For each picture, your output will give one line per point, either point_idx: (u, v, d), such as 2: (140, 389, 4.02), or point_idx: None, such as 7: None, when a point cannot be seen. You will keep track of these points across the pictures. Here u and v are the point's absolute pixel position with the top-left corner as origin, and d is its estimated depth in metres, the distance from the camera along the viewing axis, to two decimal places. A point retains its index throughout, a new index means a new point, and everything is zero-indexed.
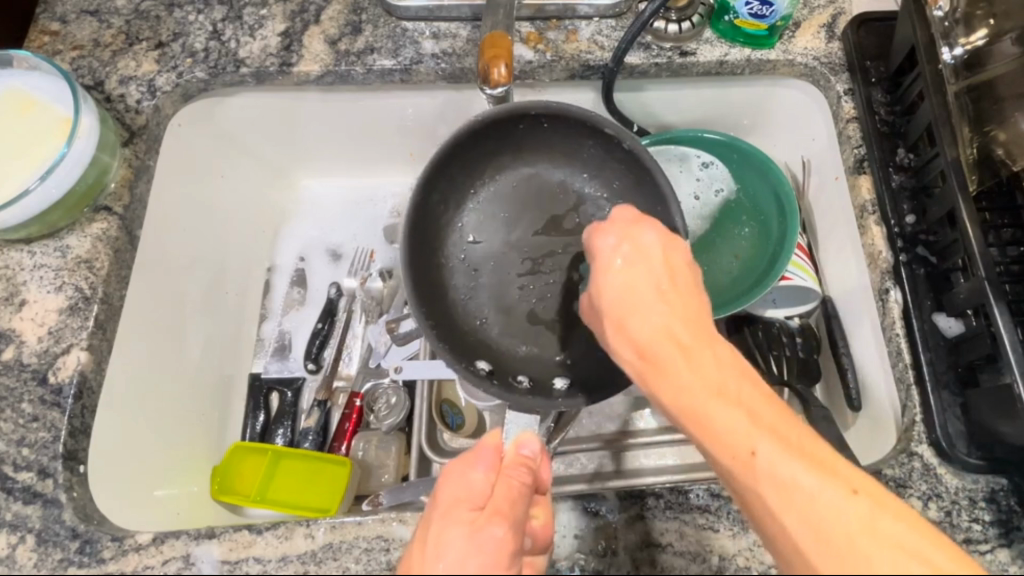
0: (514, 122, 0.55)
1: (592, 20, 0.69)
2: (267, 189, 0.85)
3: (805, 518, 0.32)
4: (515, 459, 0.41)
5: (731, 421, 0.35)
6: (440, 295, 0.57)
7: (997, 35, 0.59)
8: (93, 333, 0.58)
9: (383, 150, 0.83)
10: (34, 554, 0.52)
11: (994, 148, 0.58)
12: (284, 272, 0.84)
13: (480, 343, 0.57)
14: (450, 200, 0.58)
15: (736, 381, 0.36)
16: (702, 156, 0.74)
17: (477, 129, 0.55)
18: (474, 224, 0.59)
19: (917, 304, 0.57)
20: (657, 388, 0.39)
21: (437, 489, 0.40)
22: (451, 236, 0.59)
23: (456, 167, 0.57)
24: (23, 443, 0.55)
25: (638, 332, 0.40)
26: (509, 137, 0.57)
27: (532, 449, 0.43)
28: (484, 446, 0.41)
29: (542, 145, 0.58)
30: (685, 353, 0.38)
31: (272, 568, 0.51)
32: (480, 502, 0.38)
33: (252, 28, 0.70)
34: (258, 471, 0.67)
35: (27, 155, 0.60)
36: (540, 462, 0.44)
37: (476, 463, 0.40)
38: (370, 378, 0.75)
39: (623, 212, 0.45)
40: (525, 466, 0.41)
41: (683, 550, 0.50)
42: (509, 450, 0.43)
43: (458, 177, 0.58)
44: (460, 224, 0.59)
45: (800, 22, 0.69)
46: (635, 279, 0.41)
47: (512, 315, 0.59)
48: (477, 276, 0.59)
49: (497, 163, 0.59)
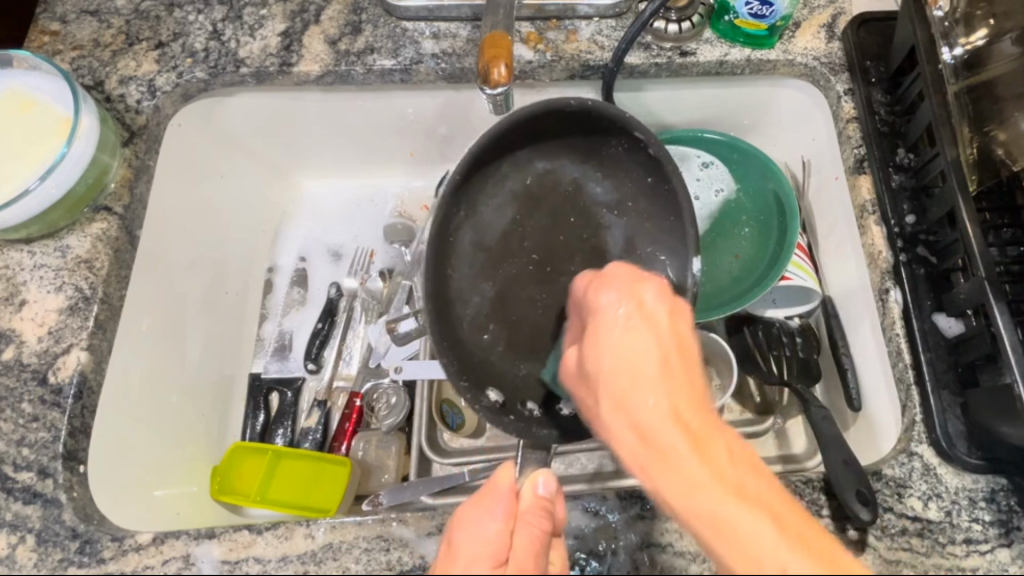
0: (540, 117, 0.52)
1: (593, 20, 0.69)
2: (267, 189, 0.84)
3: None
4: (533, 503, 0.42)
5: (756, 529, 0.32)
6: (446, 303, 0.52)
7: (997, 35, 0.59)
8: (93, 333, 0.58)
9: (384, 151, 0.84)
10: (34, 554, 0.52)
11: (993, 148, 0.58)
12: (285, 272, 0.84)
13: (481, 367, 0.52)
14: (461, 199, 0.53)
15: (757, 481, 0.34)
16: (702, 157, 0.75)
17: (512, 122, 0.52)
18: (483, 228, 0.54)
19: (917, 303, 0.57)
20: (661, 483, 0.35)
21: (455, 535, 0.41)
22: (460, 238, 0.53)
23: (473, 165, 0.52)
24: (23, 443, 0.55)
25: (642, 410, 0.36)
26: (541, 129, 0.54)
27: (548, 489, 0.43)
28: (501, 489, 0.42)
29: (562, 140, 0.55)
30: (699, 444, 0.34)
31: (272, 568, 0.51)
32: (500, 556, 0.39)
33: (252, 28, 0.70)
34: (258, 471, 0.67)
35: (28, 155, 0.60)
36: (558, 499, 0.44)
37: (494, 510, 0.41)
38: (370, 377, 0.74)
39: (627, 271, 0.44)
40: (545, 511, 0.42)
41: (683, 550, 0.50)
42: (526, 489, 0.43)
43: (474, 176, 0.53)
44: (471, 222, 0.54)
45: (800, 22, 0.69)
46: (636, 351, 0.38)
47: None
48: (483, 285, 0.54)
49: (511, 159, 0.54)
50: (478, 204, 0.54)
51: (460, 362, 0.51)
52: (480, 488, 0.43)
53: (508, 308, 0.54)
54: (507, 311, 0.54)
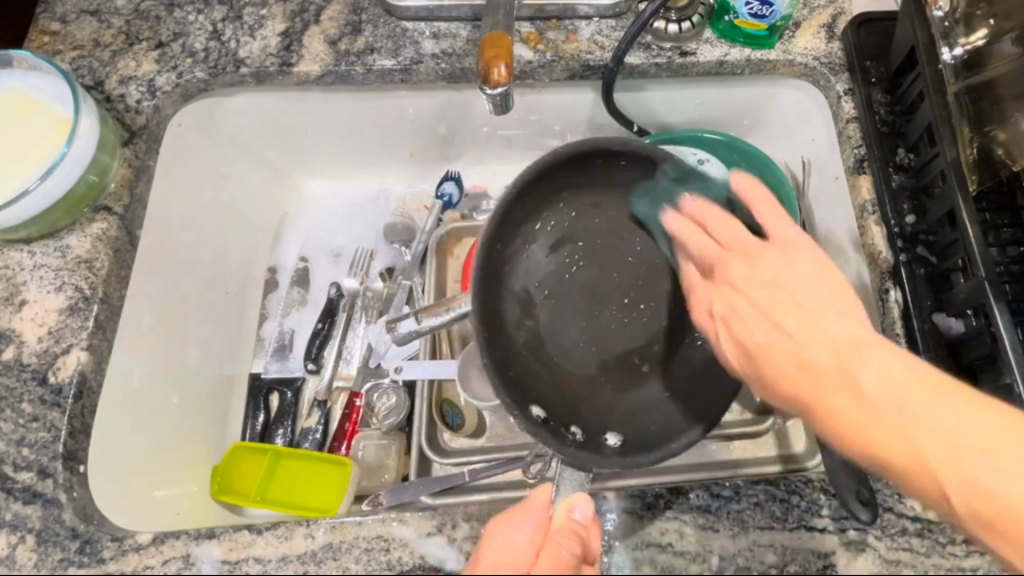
0: (591, 156, 0.56)
1: (593, 20, 0.69)
2: (268, 190, 0.84)
3: (962, 440, 0.37)
4: (566, 525, 0.43)
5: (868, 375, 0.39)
6: (499, 328, 0.55)
7: (997, 35, 0.59)
8: (93, 333, 0.58)
9: (384, 151, 0.84)
10: (34, 553, 0.52)
11: (993, 148, 0.58)
12: (287, 273, 0.83)
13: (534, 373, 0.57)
14: (514, 230, 0.57)
15: (788, 368, 0.43)
16: (698, 153, 0.73)
17: (584, 154, 0.55)
18: (534, 266, 0.59)
19: (917, 303, 0.57)
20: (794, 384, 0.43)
21: (486, 542, 0.42)
22: (515, 267, 0.58)
23: (529, 193, 0.56)
24: (23, 443, 0.55)
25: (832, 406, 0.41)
26: (586, 166, 0.57)
27: (583, 514, 0.45)
28: (535, 504, 0.43)
29: (604, 175, 0.58)
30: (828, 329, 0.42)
31: (272, 568, 0.51)
32: (525, 570, 0.40)
33: (252, 28, 0.70)
34: (258, 471, 0.67)
35: (28, 155, 0.60)
36: (591, 527, 0.45)
37: (524, 523, 0.42)
38: (370, 377, 0.73)
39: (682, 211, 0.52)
40: (575, 534, 0.43)
41: (683, 550, 0.51)
42: (561, 513, 0.45)
43: (523, 207, 0.57)
44: (522, 253, 0.58)
45: (801, 22, 0.69)
46: (720, 352, 0.48)
47: (570, 354, 0.59)
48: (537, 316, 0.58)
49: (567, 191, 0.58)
50: (529, 238, 0.58)
51: (516, 388, 0.54)
52: (527, 498, 0.43)
53: (565, 337, 0.59)
54: (559, 340, 0.59)
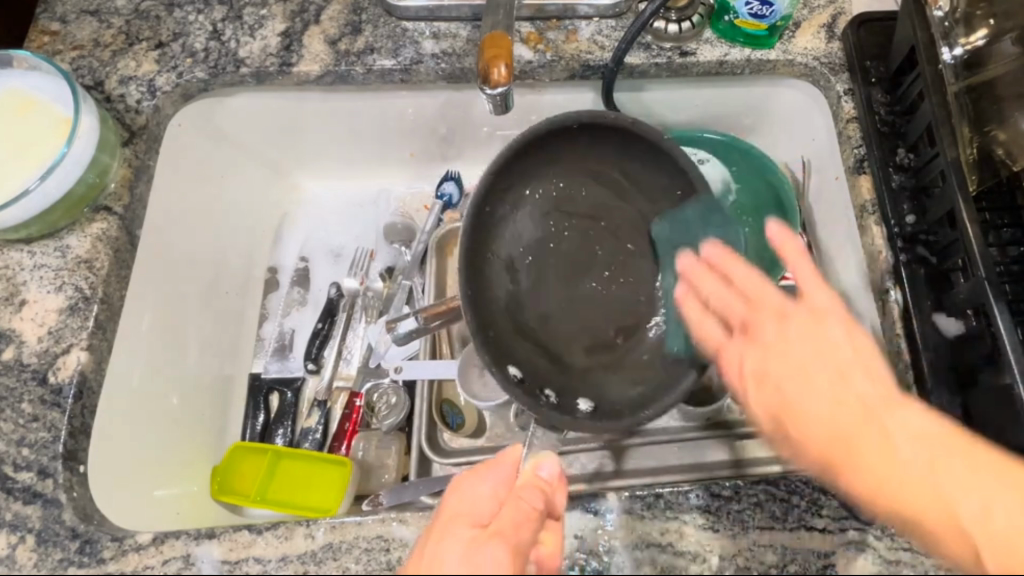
0: (574, 127, 0.58)
1: (593, 20, 0.69)
2: (268, 190, 0.84)
3: (956, 484, 0.42)
4: (530, 481, 0.44)
5: (875, 458, 0.43)
6: (478, 285, 0.58)
7: (997, 35, 0.59)
8: (93, 333, 0.58)
9: (385, 151, 0.84)
10: (34, 554, 0.52)
11: (994, 148, 0.58)
12: (287, 272, 0.83)
13: (519, 330, 0.60)
14: (505, 196, 0.60)
15: (849, 423, 0.44)
16: (698, 154, 0.74)
17: (568, 132, 0.59)
18: (519, 232, 0.62)
19: (917, 303, 0.57)
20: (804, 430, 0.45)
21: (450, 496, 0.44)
22: (502, 231, 0.61)
23: (522, 163, 0.60)
24: (23, 443, 0.55)
25: (870, 460, 0.43)
26: (576, 141, 0.60)
27: (549, 471, 0.45)
28: (502, 461, 0.44)
29: (596, 146, 0.60)
30: (812, 413, 0.45)
31: (272, 568, 0.51)
32: (482, 519, 0.41)
33: (252, 28, 0.70)
34: (258, 470, 0.67)
35: (28, 155, 0.60)
36: (558, 486, 0.45)
37: (486, 477, 0.43)
38: (370, 377, 0.74)
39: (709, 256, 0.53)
40: (539, 489, 0.43)
41: (683, 550, 0.51)
42: (527, 470, 0.45)
43: (515, 174, 0.60)
44: (510, 218, 0.61)
45: (801, 22, 0.69)
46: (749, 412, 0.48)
47: (545, 318, 0.61)
48: (516, 279, 0.61)
49: (555, 161, 0.61)
50: (518, 202, 0.61)
51: (493, 341, 0.57)
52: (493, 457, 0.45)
53: (542, 301, 0.61)
54: (537, 304, 0.61)
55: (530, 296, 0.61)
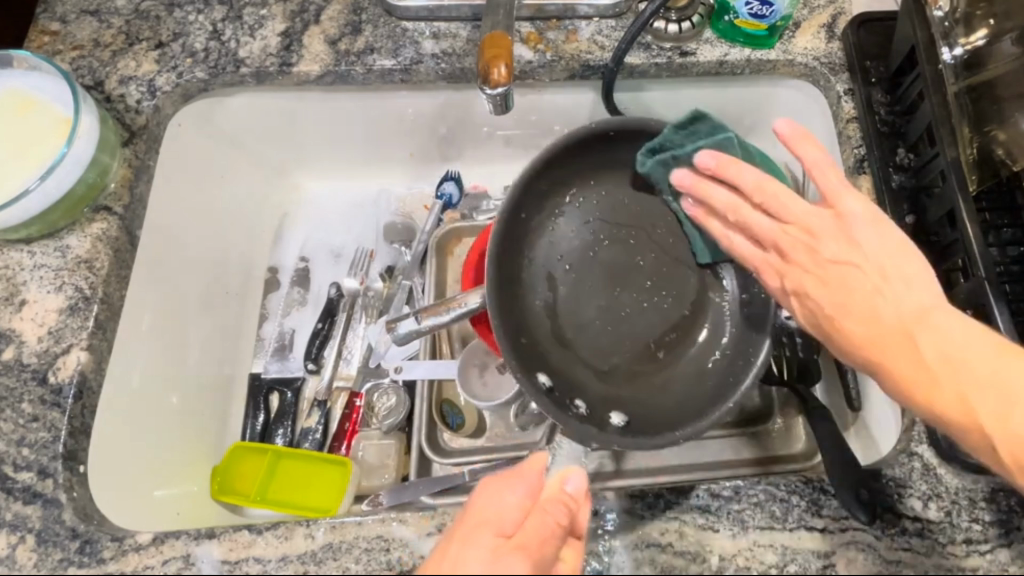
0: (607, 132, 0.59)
1: (593, 20, 0.69)
2: (269, 190, 0.84)
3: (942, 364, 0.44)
4: (556, 496, 0.43)
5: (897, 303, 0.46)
6: (513, 291, 0.60)
7: (997, 35, 0.59)
8: (93, 333, 0.58)
9: (385, 151, 0.84)
10: (34, 554, 0.52)
11: (994, 148, 0.58)
12: (287, 272, 0.83)
13: (555, 340, 0.61)
14: (543, 202, 0.62)
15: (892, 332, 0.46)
16: None
17: (606, 136, 0.60)
18: (558, 238, 0.62)
19: None
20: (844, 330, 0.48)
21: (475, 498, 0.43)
22: (540, 238, 0.62)
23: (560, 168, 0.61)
24: (23, 443, 0.55)
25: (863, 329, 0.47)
26: (614, 145, 0.60)
27: (575, 486, 0.43)
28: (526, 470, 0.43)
29: (636, 153, 0.61)
30: (895, 355, 0.45)
31: (272, 568, 0.51)
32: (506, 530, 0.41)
33: (252, 28, 0.70)
34: (258, 470, 0.67)
35: (28, 155, 0.60)
36: (582, 503, 0.44)
37: (515, 485, 0.42)
38: (370, 377, 0.74)
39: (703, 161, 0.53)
40: (564, 506, 0.42)
41: (683, 550, 0.51)
42: (553, 483, 0.44)
43: (553, 181, 0.61)
44: (549, 225, 0.62)
45: (800, 22, 0.69)
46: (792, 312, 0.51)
47: (582, 327, 0.61)
48: (555, 287, 0.62)
49: (596, 167, 0.62)
50: (557, 210, 0.62)
51: (524, 348, 0.58)
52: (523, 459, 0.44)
53: (579, 312, 0.61)
54: (574, 314, 0.61)
55: (567, 305, 0.61)
